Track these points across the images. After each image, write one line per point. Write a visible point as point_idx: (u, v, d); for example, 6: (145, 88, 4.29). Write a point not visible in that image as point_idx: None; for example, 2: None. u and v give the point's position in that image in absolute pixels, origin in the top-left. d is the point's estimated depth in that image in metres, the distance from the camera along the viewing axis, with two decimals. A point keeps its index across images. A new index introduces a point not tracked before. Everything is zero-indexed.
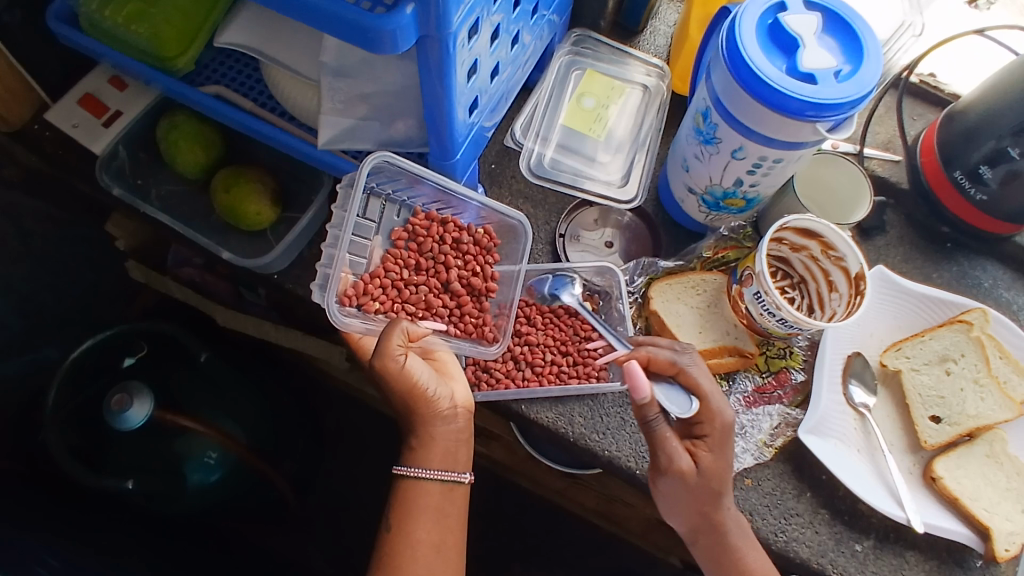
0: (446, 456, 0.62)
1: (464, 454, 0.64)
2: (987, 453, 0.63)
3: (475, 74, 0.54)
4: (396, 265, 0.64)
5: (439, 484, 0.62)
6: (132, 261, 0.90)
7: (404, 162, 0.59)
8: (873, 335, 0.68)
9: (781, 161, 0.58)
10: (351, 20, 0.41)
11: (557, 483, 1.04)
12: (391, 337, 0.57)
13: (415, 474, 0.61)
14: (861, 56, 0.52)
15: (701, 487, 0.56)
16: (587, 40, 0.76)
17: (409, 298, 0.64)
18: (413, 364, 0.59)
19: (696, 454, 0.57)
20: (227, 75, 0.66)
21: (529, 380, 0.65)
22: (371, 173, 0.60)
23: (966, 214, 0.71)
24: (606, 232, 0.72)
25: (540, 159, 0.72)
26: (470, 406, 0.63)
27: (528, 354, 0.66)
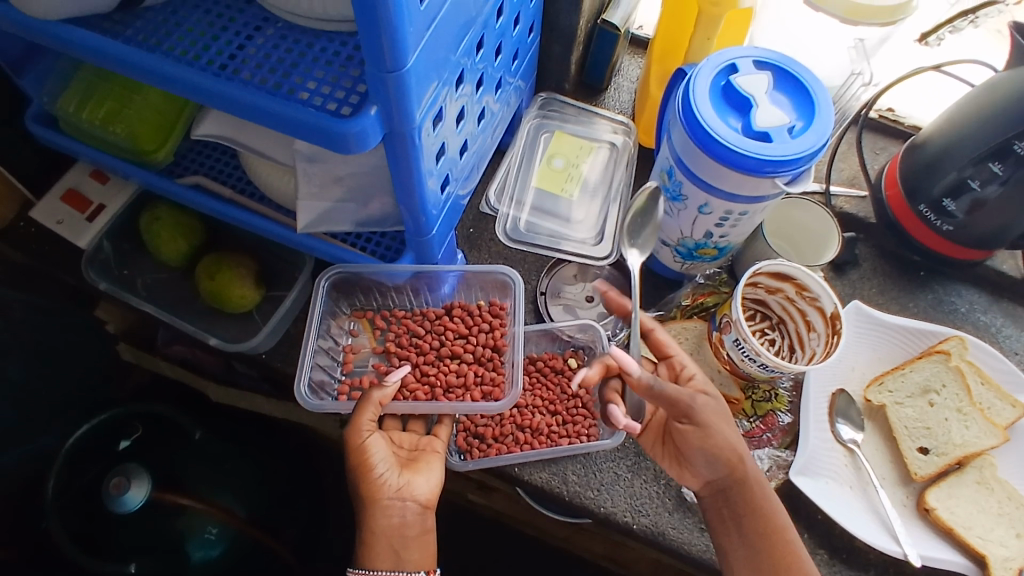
0: (391, 553, 0.58)
1: (416, 551, 0.59)
2: (978, 480, 0.64)
3: (444, 153, 0.56)
4: (398, 358, 0.69)
5: None
6: (123, 343, 0.91)
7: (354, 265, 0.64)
8: (856, 369, 0.69)
9: (747, 213, 0.59)
10: (318, 125, 0.43)
11: (561, 530, 1.03)
12: (363, 409, 0.58)
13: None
14: (812, 111, 0.55)
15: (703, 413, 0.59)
16: (553, 102, 0.79)
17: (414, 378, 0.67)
18: (373, 442, 0.58)
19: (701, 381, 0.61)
20: (206, 164, 0.67)
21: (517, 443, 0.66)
22: (331, 287, 0.67)
23: (933, 243, 0.73)
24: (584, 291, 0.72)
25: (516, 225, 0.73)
26: (431, 504, 0.60)
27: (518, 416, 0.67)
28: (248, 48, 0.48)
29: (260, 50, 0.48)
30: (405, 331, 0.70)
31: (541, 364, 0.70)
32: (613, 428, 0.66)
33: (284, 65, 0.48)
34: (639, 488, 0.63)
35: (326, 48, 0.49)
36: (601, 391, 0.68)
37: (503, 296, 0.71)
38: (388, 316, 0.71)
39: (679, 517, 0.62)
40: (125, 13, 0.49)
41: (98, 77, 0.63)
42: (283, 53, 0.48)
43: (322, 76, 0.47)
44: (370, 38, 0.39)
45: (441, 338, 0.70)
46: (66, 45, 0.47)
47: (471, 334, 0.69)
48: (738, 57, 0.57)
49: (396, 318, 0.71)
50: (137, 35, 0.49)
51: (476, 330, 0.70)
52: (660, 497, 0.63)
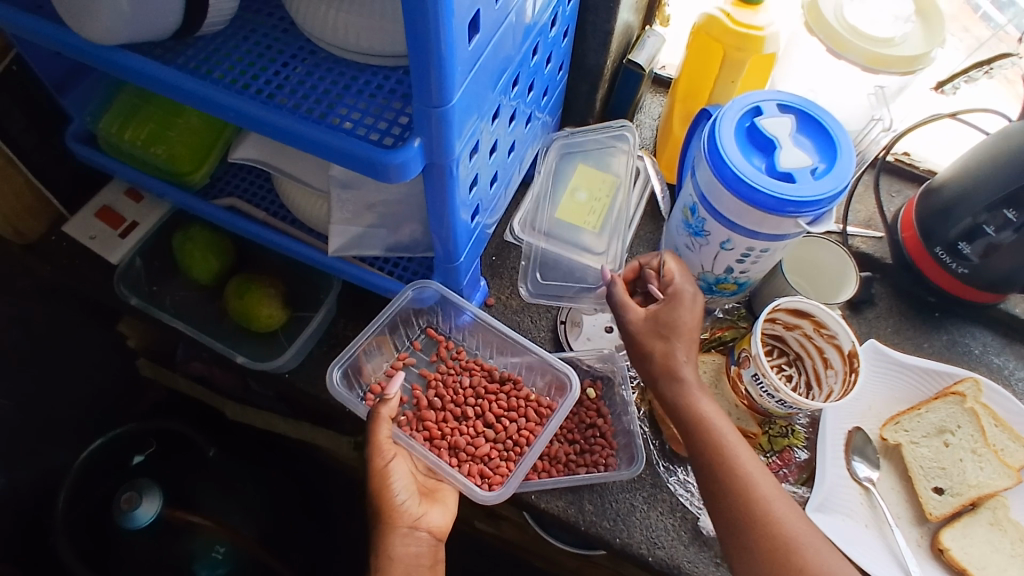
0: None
1: None
2: (991, 521, 0.64)
3: (476, 184, 0.57)
4: (433, 390, 0.70)
5: None
6: (144, 358, 0.92)
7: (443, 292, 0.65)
8: (872, 409, 0.70)
9: (768, 251, 0.61)
10: (364, 156, 0.45)
11: (568, 561, 1.01)
12: (378, 428, 0.58)
13: None
14: (834, 154, 0.56)
15: (684, 341, 0.58)
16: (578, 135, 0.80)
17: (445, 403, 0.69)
18: (393, 465, 0.59)
19: (675, 338, 0.58)
20: (240, 187, 0.69)
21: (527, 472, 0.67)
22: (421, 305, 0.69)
23: (950, 285, 0.74)
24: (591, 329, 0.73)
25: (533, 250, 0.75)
26: (443, 535, 0.61)
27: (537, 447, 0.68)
28: (295, 79, 0.51)
29: (307, 81, 0.50)
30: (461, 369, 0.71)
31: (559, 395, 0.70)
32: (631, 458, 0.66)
33: (329, 96, 0.50)
34: (655, 520, 0.64)
35: (369, 82, 0.51)
36: (619, 423, 0.69)
37: (557, 396, 0.70)
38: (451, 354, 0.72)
39: (695, 551, 0.63)
40: (179, 42, 0.51)
41: (141, 101, 0.66)
42: (328, 84, 0.50)
43: (366, 108, 0.49)
44: (419, 73, 0.41)
45: (480, 400, 0.70)
46: (121, 68, 0.50)
47: (511, 413, 0.69)
48: (763, 100, 0.59)
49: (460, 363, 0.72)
50: (190, 63, 0.51)
51: (513, 414, 0.69)
52: (676, 530, 0.64)
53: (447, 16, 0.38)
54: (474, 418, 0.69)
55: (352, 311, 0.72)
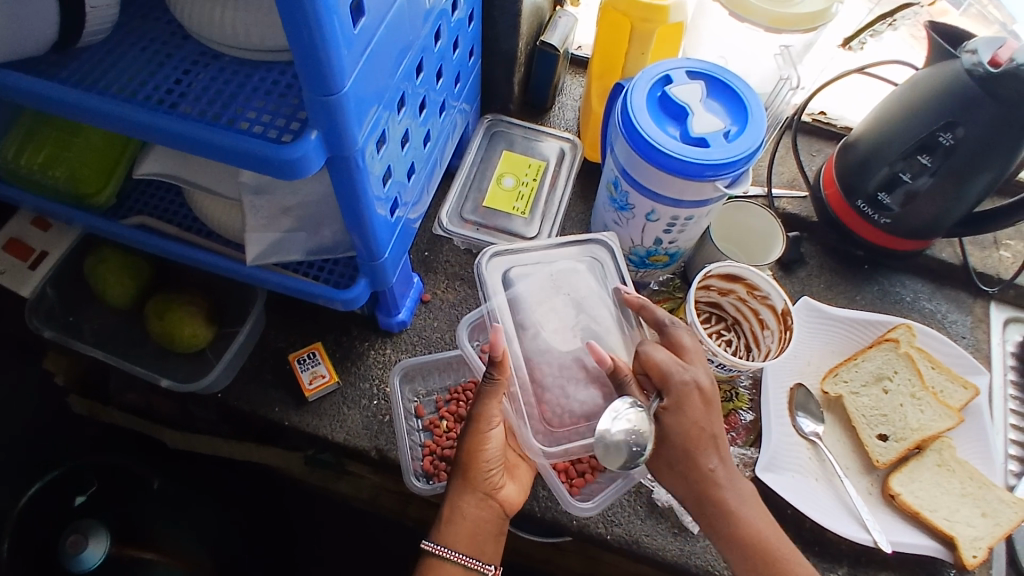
0: (472, 542, 0.55)
1: (491, 546, 0.56)
2: (938, 463, 0.65)
3: (390, 177, 0.56)
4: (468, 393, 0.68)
5: (459, 568, 0.54)
6: (75, 395, 0.88)
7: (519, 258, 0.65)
8: (811, 363, 0.71)
9: (693, 218, 0.61)
10: (258, 153, 0.42)
11: (540, 552, 1.00)
12: (490, 396, 0.56)
13: (440, 553, 0.54)
14: (746, 115, 0.56)
15: (694, 450, 0.54)
16: (500, 122, 0.80)
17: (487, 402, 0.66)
18: (491, 434, 0.57)
19: (707, 448, 0.54)
20: (151, 203, 0.66)
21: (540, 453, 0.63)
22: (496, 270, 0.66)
23: (875, 237, 0.75)
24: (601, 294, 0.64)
25: (507, 279, 0.64)
26: (513, 509, 0.58)
27: None
28: (184, 82, 0.48)
29: (200, 84, 0.48)
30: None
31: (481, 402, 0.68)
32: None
33: (222, 97, 0.48)
34: (610, 498, 0.64)
35: (264, 79, 0.49)
36: None
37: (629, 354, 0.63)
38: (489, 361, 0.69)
39: (651, 524, 0.63)
40: (60, 55, 0.48)
41: (38, 124, 0.63)
42: (221, 85, 0.48)
43: (261, 105, 0.47)
44: (306, 65, 0.39)
45: None
46: None
47: None
48: (672, 68, 0.59)
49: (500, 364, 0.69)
50: (73, 76, 0.48)
51: None
52: (631, 505, 0.63)
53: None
54: None
55: (283, 322, 0.70)
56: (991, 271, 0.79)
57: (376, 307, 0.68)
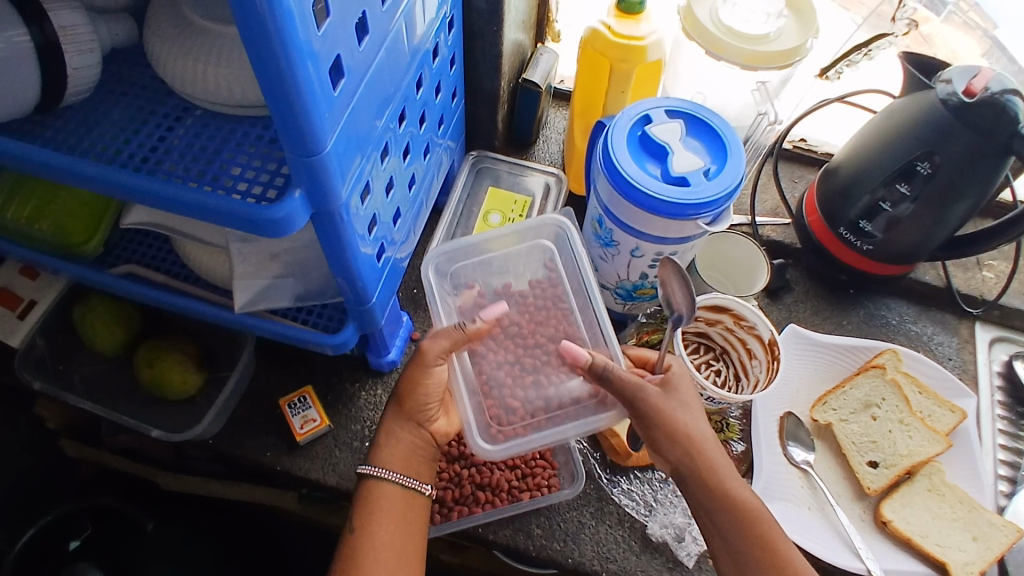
0: (408, 464, 0.57)
1: (425, 469, 0.58)
2: (928, 487, 0.66)
3: (376, 224, 0.57)
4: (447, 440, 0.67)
5: (398, 488, 0.56)
6: (66, 438, 0.87)
7: (465, 249, 0.65)
8: (801, 392, 0.71)
9: (677, 253, 0.62)
10: (241, 214, 0.43)
11: None
12: (442, 338, 0.56)
13: (380, 475, 0.55)
14: (725, 152, 0.57)
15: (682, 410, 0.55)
16: (486, 158, 0.80)
17: (503, 492, 0.64)
18: (438, 372, 0.56)
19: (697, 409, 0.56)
20: (138, 251, 0.66)
21: (529, 491, 0.64)
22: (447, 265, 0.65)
23: (859, 263, 0.76)
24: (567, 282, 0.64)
25: (451, 275, 0.64)
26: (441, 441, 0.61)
27: (534, 477, 0.65)
28: (168, 140, 0.49)
29: (184, 142, 0.49)
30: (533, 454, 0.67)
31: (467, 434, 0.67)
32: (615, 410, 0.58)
33: (206, 153, 0.49)
34: (604, 535, 0.64)
35: (248, 135, 0.50)
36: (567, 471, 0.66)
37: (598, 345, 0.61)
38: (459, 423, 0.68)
39: (647, 560, 0.63)
40: (44, 114, 0.49)
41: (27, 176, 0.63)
42: (205, 141, 0.49)
43: (245, 161, 0.48)
44: (287, 127, 0.40)
45: None
46: None
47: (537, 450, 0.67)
48: (652, 108, 0.60)
49: None
50: (56, 136, 0.49)
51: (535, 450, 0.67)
52: (626, 541, 0.63)
53: (304, 66, 0.37)
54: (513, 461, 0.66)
55: (273, 364, 0.70)
56: (975, 292, 0.80)
57: (367, 348, 0.68)
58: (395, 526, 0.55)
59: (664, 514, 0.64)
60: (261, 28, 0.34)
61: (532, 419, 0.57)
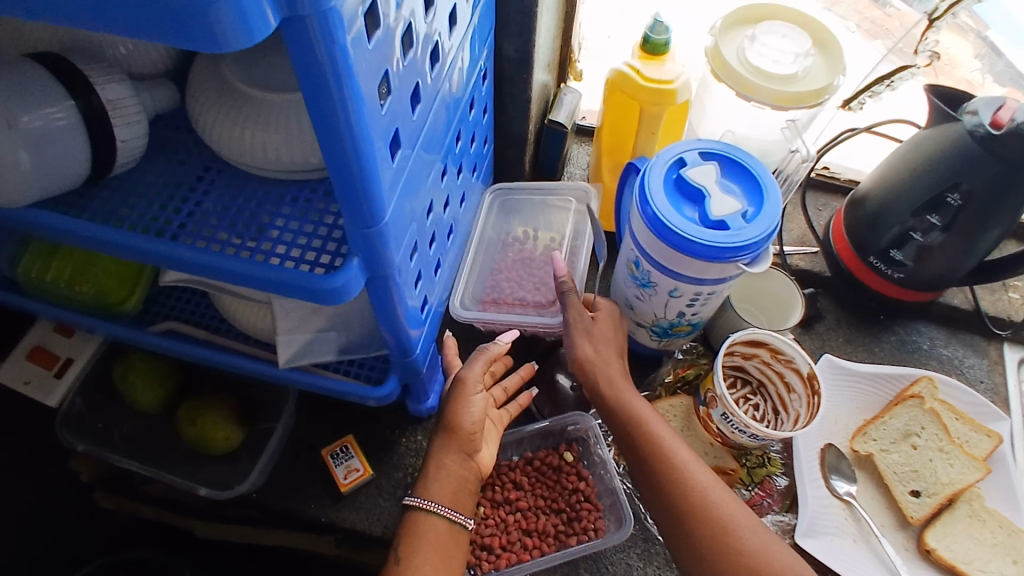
0: (455, 496, 0.56)
1: (468, 499, 0.57)
2: (969, 513, 0.66)
3: (420, 278, 0.57)
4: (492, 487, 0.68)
5: (442, 520, 0.55)
6: (100, 489, 0.87)
7: (522, 197, 0.76)
8: (838, 422, 0.72)
9: (715, 292, 0.62)
10: (300, 284, 0.43)
11: None
12: (477, 362, 0.59)
13: (428, 507, 0.55)
14: (761, 194, 0.58)
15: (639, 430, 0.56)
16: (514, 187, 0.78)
17: (549, 539, 0.65)
18: (476, 398, 0.58)
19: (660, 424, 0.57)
20: (177, 307, 0.67)
21: (575, 535, 0.65)
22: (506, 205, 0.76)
23: (888, 290, 0.77)
24: (569, 228, 0.75)
25: (508, 201, 0.76)
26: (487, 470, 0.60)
27: (580, 520, 0.66)
28: (218, 209, 0.50)
29: (232, 208, 0.50)
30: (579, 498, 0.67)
31: (511, 478, 0.68)
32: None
33: (255, 219, 0.49)
34: None
35: (296, 199, 0.51)
36: (613, 512, 0.66)
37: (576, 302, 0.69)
38: (503, 469, 0.68)
39: None
40: (92, 185, 0.50)
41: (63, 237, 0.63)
42: (253, 207, 0.50)
43: (296, 228, 0.49)
44: (347, 199, 0.40)
45: (556, 490, 0.68)
46: (27, 223, 0.47)
47: (581, 492, 0.67)
48: (685, 151, 0.60)
49: (519, 464, 0.69)
50: (105, 207, 0.49)
51: (579, 491, 0.67)
52: None
53: (367, 144, 0.37)
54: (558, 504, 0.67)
55: (312, 413, 0.71)
56: (1003, 314, 0.80)
57: (407, 395, 0.67)
58: (440, 555, 0.54)
59: None
60: (330, 112, 0.34)
61: (504, 309, 0.69)
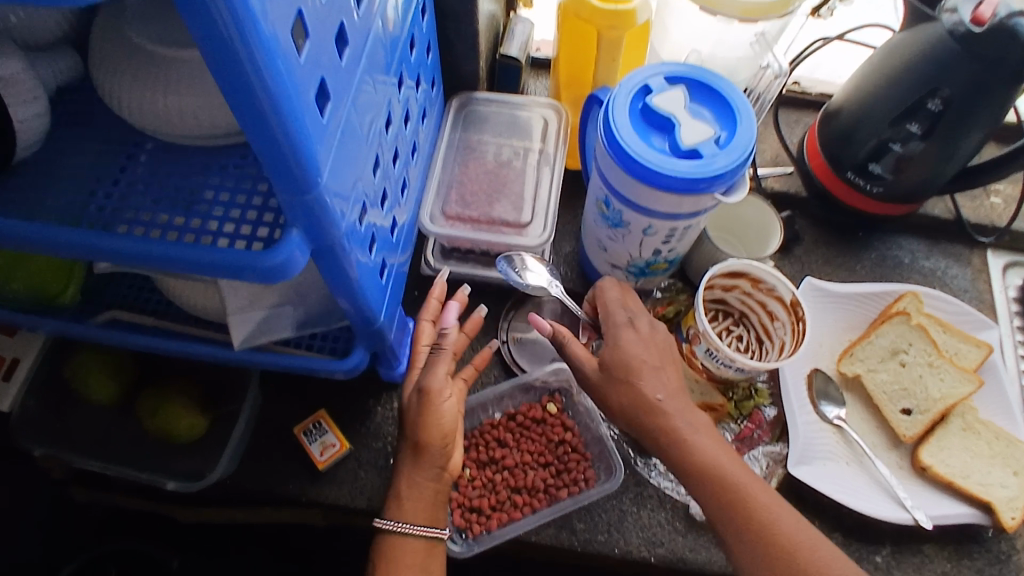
0: (430, 510, 0.56)
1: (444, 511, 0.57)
2: (963, 427, 0.66)
3: (374, 240, 0.53)
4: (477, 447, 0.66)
5: (424, 541, 0.55)
6: (74, 485, 0.83)
7: (486, 108, 0.72)
8: (824, 345, 0.70)
9: (691, 226, 0.59)
10: (235, 264, 0.38)
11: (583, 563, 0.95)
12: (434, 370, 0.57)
13: (401, 530, 0.54)
14: (734, 117, 0.54)
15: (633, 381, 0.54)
16: (471, 103, 0.72)
17: (539, 494, 0.64)
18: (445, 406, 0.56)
19: (654, 378, 0.55)
20: (121, 295, 0.62)
21: (565, 486, 0.64)
22: (467, 117, 0.72)
23: (866, 205, 0.74)
24: (537, 142, 0.70)
25: (470, 110, 0.72)
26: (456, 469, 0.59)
27: (569, 470, 0.65)
28: (138, 186, 0.45)
29: (156, 185, 0.45)
30: (566, 448, 0.66)
31: (494, 436, 0.66)
32: (543, 227, 0.65)
33: (182, 194, 0.44)
34: (647, 519, 0.62)
35: (225, 167, 0.46)
36: (602, 460, 0.65)
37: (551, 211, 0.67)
38: (488, 427, 0.67)
39: (693, 539, 0.61)
40: None
41: None
42: (177, 182, 0.45)
43: (228, 199, 0.44)
44: (274, 164, 0.35)
45: (541, 444, 0.66)
46: None
47: (567, 444, 0.66)
48: (650, 76, 0.56)
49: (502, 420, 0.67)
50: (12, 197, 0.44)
51: (565, 443, 0.66)
52: (670, 522, 0.62)
53: (290, 99, 0.32)
54: (545, 457, 0.66)
55: (281, 391, 0.67)
56: (985, 221, 0.78)
57: (378, 363, 0.64)
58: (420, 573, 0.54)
59: None
60: (237, 67, 0.29)
61: (473, 223, 0.66)
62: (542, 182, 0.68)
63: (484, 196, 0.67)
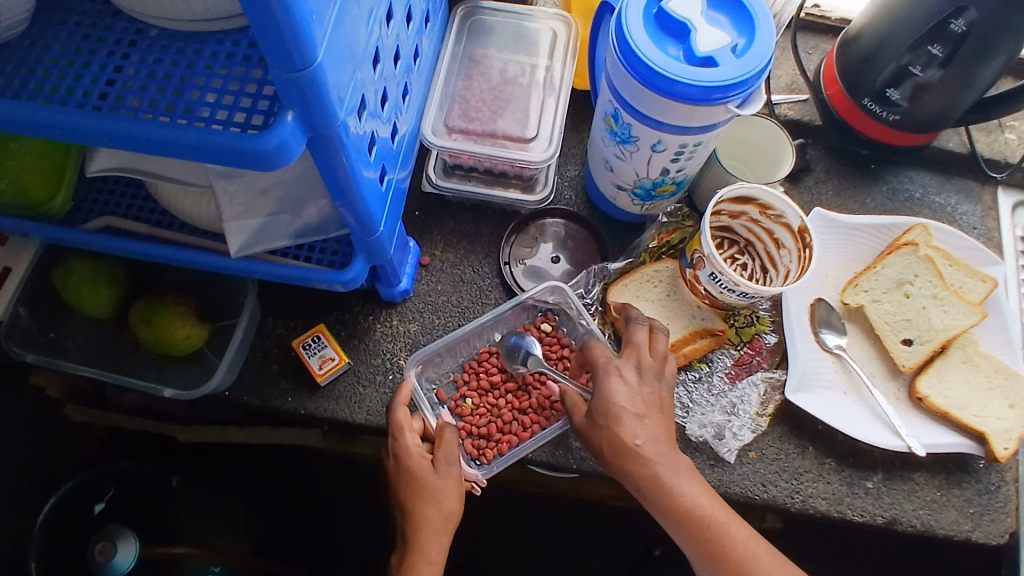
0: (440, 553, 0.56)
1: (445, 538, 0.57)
2: (962, 359, 0.65)
3: (375, 144, 0.51)
4: (475, 375, 0.65)
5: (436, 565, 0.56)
6: (73, 402, 0.84)
7: (493, 21, 0.70)
8: (829, 277, 0.69)
9: (702, 143, 0.57)
10: (230, 147, 0.37)
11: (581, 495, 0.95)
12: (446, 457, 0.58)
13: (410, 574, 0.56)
14: (751, 24, 0.51)
15: (613, 422, 0.53)
16: (477, 13, 0.69)
17: (542, 411, 0.64)
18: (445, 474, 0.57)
19: (635, 422, 0.53)
20: (113, 202, 0.60)
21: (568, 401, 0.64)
22: (472, 29, 0.69)
23: (880, 134, 0.72)
24: (544, 57, 0.68)
25: (475, 21, 0.69)
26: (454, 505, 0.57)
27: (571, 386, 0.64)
28: (126, 69, 0.43)
29: (145, 69, 0.42)
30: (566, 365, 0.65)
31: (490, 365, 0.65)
32: (546, 144, 0.63)
33: (172, 80, 0.42)
34: None
35: (216, 54, 0.43)
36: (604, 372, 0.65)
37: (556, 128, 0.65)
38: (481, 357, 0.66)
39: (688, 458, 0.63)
40: None
41: None
42: (168, 66, 0.43)
43: (221, 85, 0.42)
44: (266, 37, 0.33)
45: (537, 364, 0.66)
46: None
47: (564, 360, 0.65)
48: None
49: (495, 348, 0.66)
50: None
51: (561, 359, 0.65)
52: None
53: None
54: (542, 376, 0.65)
55: (279, 307, 0.67)
56: (999, 156, 0.77)
57: (376, 280, 0.64)
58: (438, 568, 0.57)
59: (702, 414, 0.63)
60: None
61: (477, 137, 0.64)
62: (547, 98, 0.66)
63: (488, 111, 0.65)
